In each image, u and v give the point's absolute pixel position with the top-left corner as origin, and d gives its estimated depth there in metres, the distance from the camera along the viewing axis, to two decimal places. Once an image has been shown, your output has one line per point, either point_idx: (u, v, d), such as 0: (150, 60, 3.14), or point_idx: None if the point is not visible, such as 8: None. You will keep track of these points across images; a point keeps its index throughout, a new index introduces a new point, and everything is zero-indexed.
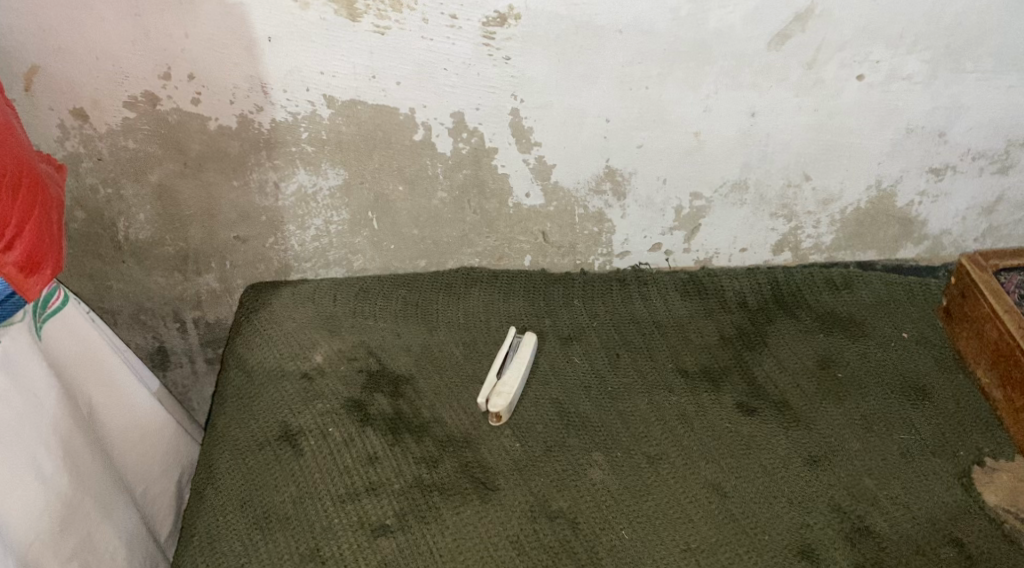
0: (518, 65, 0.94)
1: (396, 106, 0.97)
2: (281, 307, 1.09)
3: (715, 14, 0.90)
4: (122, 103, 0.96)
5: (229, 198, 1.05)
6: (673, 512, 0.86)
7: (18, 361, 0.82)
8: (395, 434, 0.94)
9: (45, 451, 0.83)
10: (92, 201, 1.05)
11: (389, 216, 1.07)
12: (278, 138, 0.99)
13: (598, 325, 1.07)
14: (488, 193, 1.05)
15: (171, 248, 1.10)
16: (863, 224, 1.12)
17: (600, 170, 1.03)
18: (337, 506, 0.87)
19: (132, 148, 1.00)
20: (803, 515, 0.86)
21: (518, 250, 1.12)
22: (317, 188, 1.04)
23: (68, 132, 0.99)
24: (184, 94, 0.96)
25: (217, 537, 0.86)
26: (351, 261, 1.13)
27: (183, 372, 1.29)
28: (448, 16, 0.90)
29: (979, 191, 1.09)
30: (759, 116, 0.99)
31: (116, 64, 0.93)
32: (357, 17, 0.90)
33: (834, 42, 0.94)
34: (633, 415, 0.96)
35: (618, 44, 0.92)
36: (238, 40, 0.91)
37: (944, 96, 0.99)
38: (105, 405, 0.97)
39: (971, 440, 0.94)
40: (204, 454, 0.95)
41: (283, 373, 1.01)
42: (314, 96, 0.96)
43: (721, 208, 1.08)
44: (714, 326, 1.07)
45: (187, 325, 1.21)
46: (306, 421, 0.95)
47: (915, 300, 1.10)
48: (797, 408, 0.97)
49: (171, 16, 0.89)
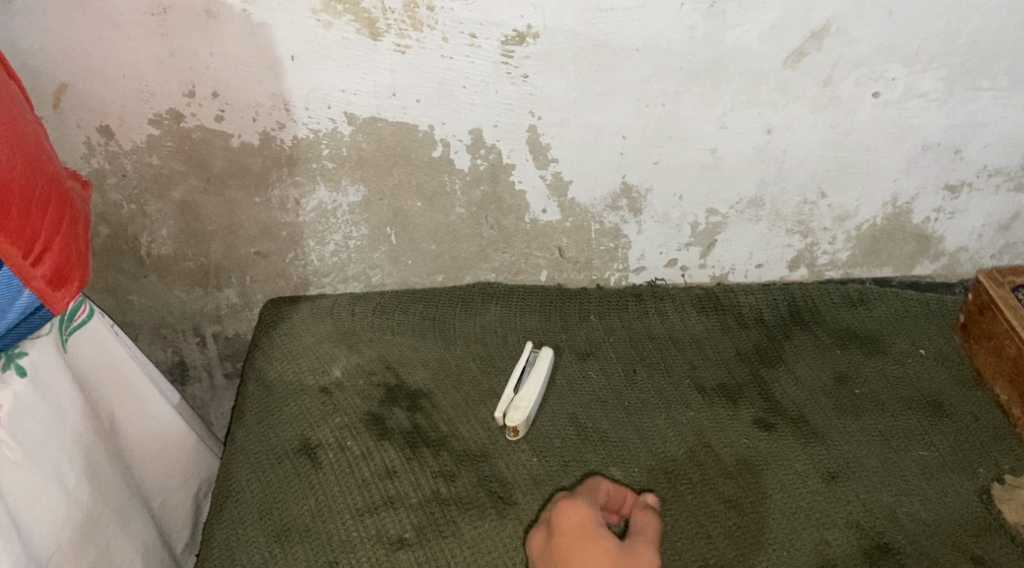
0: (536, 83, 0.95)
1: (415, 123, 0.98)
2: (301, 322, 1.10)
3: (732, 32, 0.91)
4: (147, 119, 0.98)
5: (251, 214, 1.07)
6: (691, 528, 0.87)
7: (44, 374, 0.83)
8: (413, 449, 0.94)
9: (68, 464, 0.84)
10: (116, 216, 1.07)
11: (408, 232, 1.08)
12: (300, 155, 1.01)
13: (614, 341, 1.08)
14: (505, 209, 1.06)
15: (192, 263, 1.12)
16: (879, 241, 1.12)
17: (616, 187, 1.04)
18: (356, 520, 0.88)
19: (156, 165, 1.02)
20: (821, 532, 0.87)
21: (534, 265, 1.13)
22: (337, 205, 1.06)
23: (94, 149, 1.00)
24: (208, 111, 0.97)
25: (238, 549, 0.87)
26: (369, 276, 1.14)
27: (202, 386, 1.31)
28: (467, 36, 0.91)
29: (995, 208, 1.09)
30: (775, 133, 1.00)
31: (143, 82, 0.95)
32: (379, 36, 0.91)
33: (851, 59, 0.94)
34: (650, 431, 0.97)
35: (635, 62, 0.93)
36: (262, 59, 0.93)
37: (960, 113, 1.00)
38: (127, 417, 0.98)
39: (989, 456, 0.93)
40: (223, 467, 0.96)
41: (302, 387, 1.02)
42: (336, 113, 0.97)
43: (737, 224, 1.09)
44: (730, 341, 1.08)
45: (207, 340, 1.22)
46: (324, 434, 0.96)
47: (931, 316, 1.10)
48: (815, 425, 0.97)
49: (196, 36, 0.91)
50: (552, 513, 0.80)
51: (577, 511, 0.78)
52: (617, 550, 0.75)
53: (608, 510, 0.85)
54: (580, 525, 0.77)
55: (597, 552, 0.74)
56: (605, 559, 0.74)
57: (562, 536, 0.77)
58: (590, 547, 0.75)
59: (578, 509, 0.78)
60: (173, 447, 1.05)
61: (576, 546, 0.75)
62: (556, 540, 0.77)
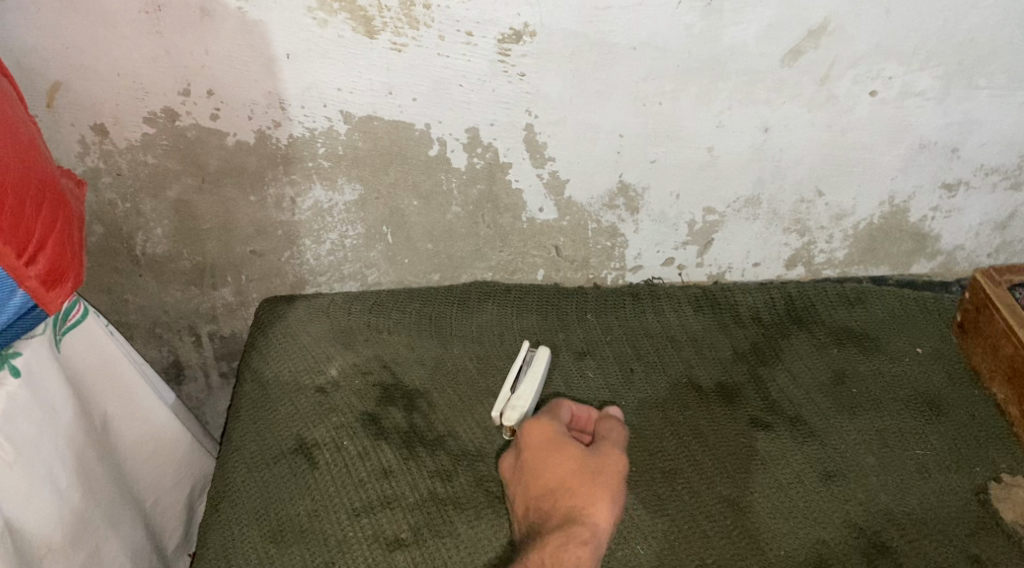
0: (533, 82, 0.94)
1: (411, 122, 0.98)
2: (297, 321, 1.10)
3: (729, 30, 0.91)
4: (142, 118, 0.97)
5: (246, 213, 1.06)
6: (688, 528, 0.87)
7: (37, 376, 0.82)
8: (409, 449, 0.94)
9: (60, 466, 0.84)
10: (111, 215, 1.06)
11: (404, 231, 1.08)
12: (295, 154, 1.00)
13: (611, 339, 1.08)
14: (501, 208, 1.06)
15: (188, 262, 1.11)
16: (876, 239, 1.12)
17: (613, 186, 1.04)
18: (353, 520, 0.88)
19: (150, 164, 1.02)
20: (818, 531, 0.87)
21: (531, 264, 1.13)
22: (333, 203, 1.05)
23: (88, 147, 1.00)
24: (203, 109, 0.97)
25: (234, 550, 0.87)
26: (366, 275, 1.13)
27: (197, 385, 1.30)
28: (464, 34, 0.90)
29: (991, 206, 1.09)
30: (772, 132, 1.00)
31: (137, 81, 0.94)
32: (375, 34, 0.90)
33: (848, 58, 0.94)
34: (647, 430, 0.96)
35: (632, 60, 0.93)
36: (258, 58, 0.92)
37: (957, 112, 1.00)
38: (120, 418, 0.97)
39: (987, 454, 0.94)
40: (218, 467, 0.95)
41: (298, 387, 1.02)
42: (331, 112, 0.97)
43: (734, 223, 1.09)
44: (728, 340, 1.07)
45: (202, 339, 1.22)
46: (321, 434, 0.96)
47: (928, 315, 1.10)
48: (812, 424, 0.97)
49: (191, 34, 0.90)
50: (517, 433, 0.88)
51: (540, 427, 0.86)
52: (582, 454, 0.84)
53: (575, 422, 0.92)
54: (543, 439, 0.85)
55: (563, 461, 0.83)
56: (571, 464, 0.83)
57: (529, 451, 0.85)
58: (555, 457, 0.83)
59: (539, 425, 0.86)
60: (168, 447, 1.04)
61: (541, 458, 0.84)
62: (523, 455, 0.85)
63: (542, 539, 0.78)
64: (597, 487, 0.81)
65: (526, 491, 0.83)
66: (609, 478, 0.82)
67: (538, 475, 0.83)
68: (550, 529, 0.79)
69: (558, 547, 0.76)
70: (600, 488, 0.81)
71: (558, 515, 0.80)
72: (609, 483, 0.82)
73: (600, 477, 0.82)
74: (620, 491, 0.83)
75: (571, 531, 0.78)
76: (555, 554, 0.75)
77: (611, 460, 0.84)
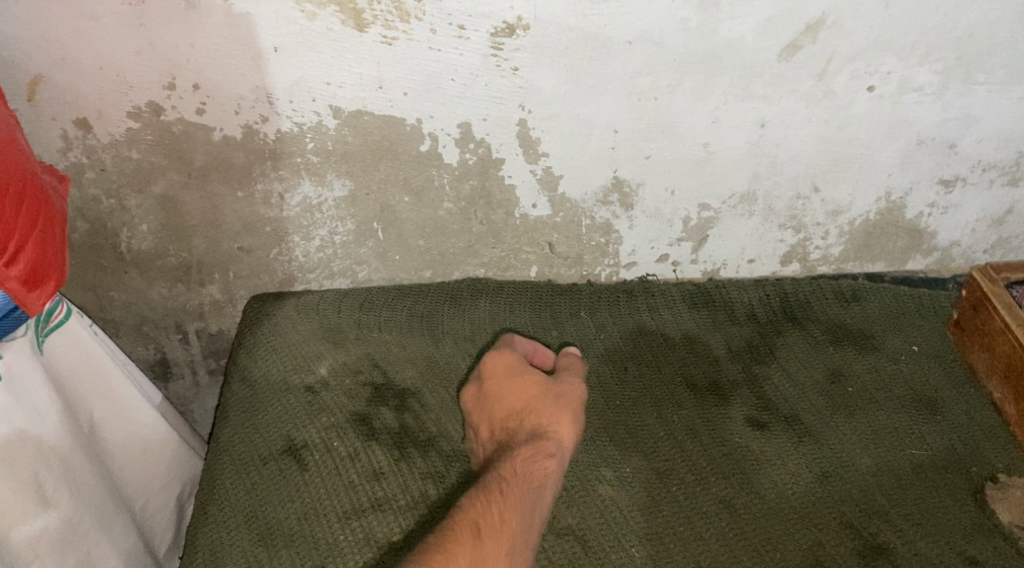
0: (527, 76, 0.92)
1: (402, 117, 0.96)
2: (285, 318, 1.08)
3: (726, 24, 0.89)
4: (126, 112, 0.95)
5: (234, 209, 1.04)
6: (683, 529, 0.86)
7: (20, 379, 0.80)
8: (400, 449, 0.93)
9: (44, 469, 0.83)
10: (95, 211, 1.04)
11: (395, 227, 1.06)
12: (283, 149, 0.98)
13: (605, 338, 1.06)
14: (494, 204, 1.04)
15: (174, 259, 1.09)
16: (873, 236, 1.11)
17: (607, 182, 1.03)
18: (343, 523, 0.86)
19: (135, 159, 0.99)
20: (815, 532, 0.86)
21: (524, 261, 1.11)
22: (322, 199, 1.03)
23: (70, 142, 0.98)
24: (188, 104, 0.95)
25: (222, 554, 0.85)
26: (356, 272, 1.11)
27: (185, 383, 1.28)
28: (456, 27, 0.88)
29: (989, 202, 1.08)
30: (768, 127, 0.98)
31: (121, 74, 0.92)
32: (364, 27, 0.88)
33: (845, 53, 0.93)
34: (642, 430, 0.95)
35: (628, 55, 0.91)
36: (245, 50, 0.90)
37: (956, 108, 0.98)
38: (107, 419, 0.95)
39: (983, 455, 0.93)
40: (205, 469, 0.94)
41: (287, 386, 1.00)
42: (320, 107, 0.95)
43: (729, 219, 1.07)
44: (722, 339, 1.06)
45: (189, 336, 1.20)
46: (310, 435, 0.94)
47: (924, 313, 1.09)
48: (808, 423, 0.96)
49: (176, 26, 0.88)
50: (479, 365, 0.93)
51: (502, 358, 0.91)
52: (544, 380, 0.89)
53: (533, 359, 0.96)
54: (506, 368, 0.90)
55: (526, 385, 0.88)
56: (535, 388, 0.88)
57: (493, 380, 0.90)
58: (519, 382, 0.89)
59: (502, 356, 0.91)
60: (156, 449, 1.02)
61: (506, 385, 0.89)
62: (487, 384, 0.90)
63: (510, 453, 0.83)
64: (560, 408, 0.87)
65: (491, 415, 0.89)
66: (571, 401, 0.88)
67: (502, 400, 0.88)
68: (516, 445, 0.84)
69: (527, 459, 0.82)
70: (563, 408, 0.87)
71: (525, 433, 0.85)
72: (572, 405, 0.88)
73: (563, 400, 0.88)
74: (581, 412, 0.89)
75: (538, 444, 0.83)
76: (525, 465, 0.81)
77: (572, 385, 0.90)
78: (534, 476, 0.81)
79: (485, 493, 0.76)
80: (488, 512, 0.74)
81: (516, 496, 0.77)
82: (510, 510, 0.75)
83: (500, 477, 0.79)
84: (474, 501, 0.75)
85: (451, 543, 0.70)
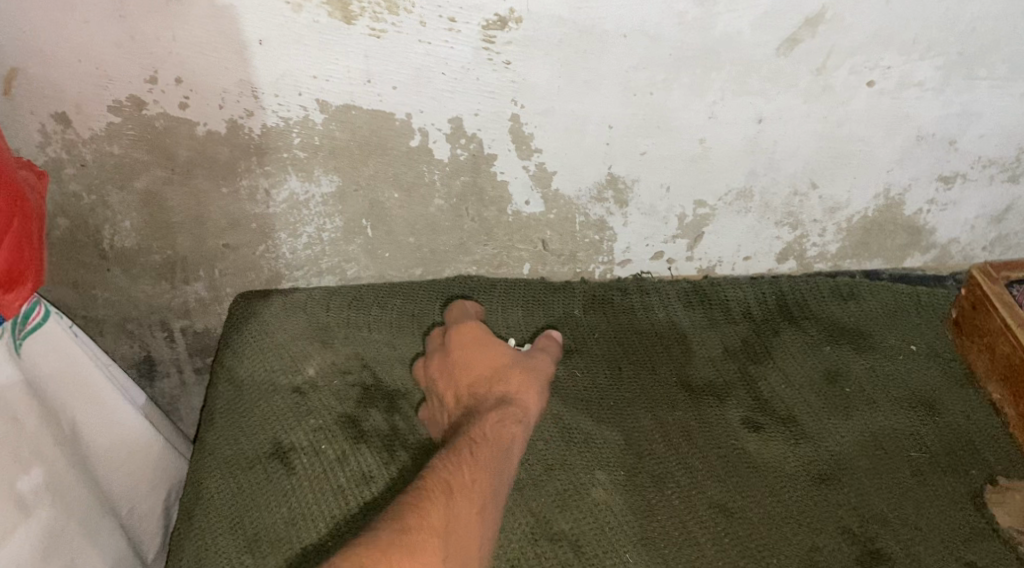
0: (519, 70, 0.90)
1: (392, 112, 0.93)
2: (272, 317, 1.05)
3: (723, 18, 0.87)
4: (107, 106, 0.92)
5: (219, 205, 1.01)
6: (677, 534, 0.85)
7: None
8: (390, 452, 0.91)
9: (24, 475, 0.80)
10: (76, 208, 1.01)
11: (385, 224, 1.04)
12: (269, 144, 0.96)
13: (598, 338, 1.04)
14: (486, 201, 1.02)
15: (158, 256, 1.07)
16: (871, 232, 1.09)
17: (601, 178, 1.00)
18: (331, 529, 0.85)
19: (117, 154, 0.97)
20: (812, 537, 0.85)
21: (516, 258, 1.09)
22: (309, 195, 1.01)
23: (49, 137, 0.95)
24: (171, 98, 0.92)
25: (207, 561, 0.84)
26: (345, 269, 1.09)
27: (172, 381, 1.26)
28: (446, 20, 0.86)
29: (989, 199, 1.07)
30: (766, 123, 0.96)
31: (101, 68, 0.89)
32: (352, 20, 0.86)
33: (844, 48, 0.90)
34: (637, 431, 0.93)
35: (622, 48, 0.89)
36: (228, 43, 0.87)
37: (956, 104, 0.96)
38: (90, 423, 0.93)
39: (983, 457, 0.92)
40: (191, 473, 0.92)
41: (274, 387, 0.98)
42: (307, 101, 0.92)
43: (725, 216, 1.05)
44: (718, 338, 1.05)
45: (175, 334, 1.17)
46: (298, 438, 0.92)
47: (922, 311, 1.07)
48: (804, 424, 0.94)
49: (157, 18, 0.85)
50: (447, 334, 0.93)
51: (471, 328, 0.92)
52: (513, 353, 0.90)
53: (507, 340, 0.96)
54: (473, 338, 0.91)
55: (495, 355, 0.89)
56: (504, 359, 0.89)
57: (462, 350, 0.91)
58: (488, 352, 0.89)
59: (469, 326, 0.92)
60: (142, 451, 1.00)
61: (474, 353, 0.90)
62: (455, 352, 0.91)
63: (478, 417, 0.83)
64: (526, 381, 0.88)
65: (458, 382, 0.89)
66: (538, 376, 0.89)
67: (470, 368, 0.89)
68: (483, 409, 0.84)
69: (495, 423, 0.82)
70: (530, 381, 0.88)
71: (492, 399, 0.85)
72: (539, 380, 0.89)
73: (531, 374, 0.89)
74: (546, 383, 0.90)
75: (505, 409, 0.83)
76: (493, 429, 0.81)
77: (540, 362, 0.91)
78: (502, 440, 0.80)
79: (455, 453, 0.76)
80: (459, 473, 0.74)
81: (485, 459, 0.77)
82: (480, 472, 0.75)
83: (469, 439, 0.79)
84: (445, 462, 0.75)
85: (423, 501, 0.70)
